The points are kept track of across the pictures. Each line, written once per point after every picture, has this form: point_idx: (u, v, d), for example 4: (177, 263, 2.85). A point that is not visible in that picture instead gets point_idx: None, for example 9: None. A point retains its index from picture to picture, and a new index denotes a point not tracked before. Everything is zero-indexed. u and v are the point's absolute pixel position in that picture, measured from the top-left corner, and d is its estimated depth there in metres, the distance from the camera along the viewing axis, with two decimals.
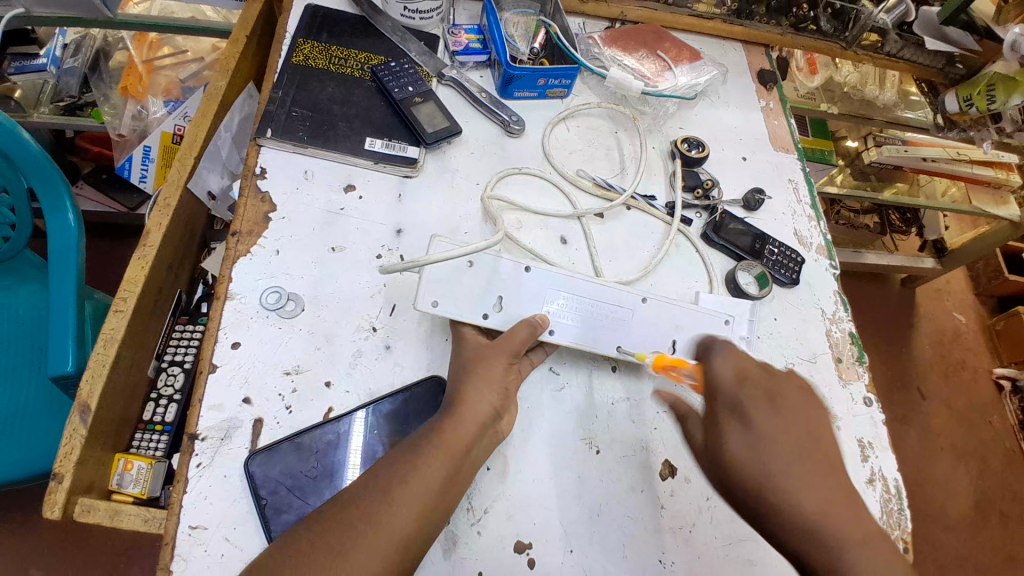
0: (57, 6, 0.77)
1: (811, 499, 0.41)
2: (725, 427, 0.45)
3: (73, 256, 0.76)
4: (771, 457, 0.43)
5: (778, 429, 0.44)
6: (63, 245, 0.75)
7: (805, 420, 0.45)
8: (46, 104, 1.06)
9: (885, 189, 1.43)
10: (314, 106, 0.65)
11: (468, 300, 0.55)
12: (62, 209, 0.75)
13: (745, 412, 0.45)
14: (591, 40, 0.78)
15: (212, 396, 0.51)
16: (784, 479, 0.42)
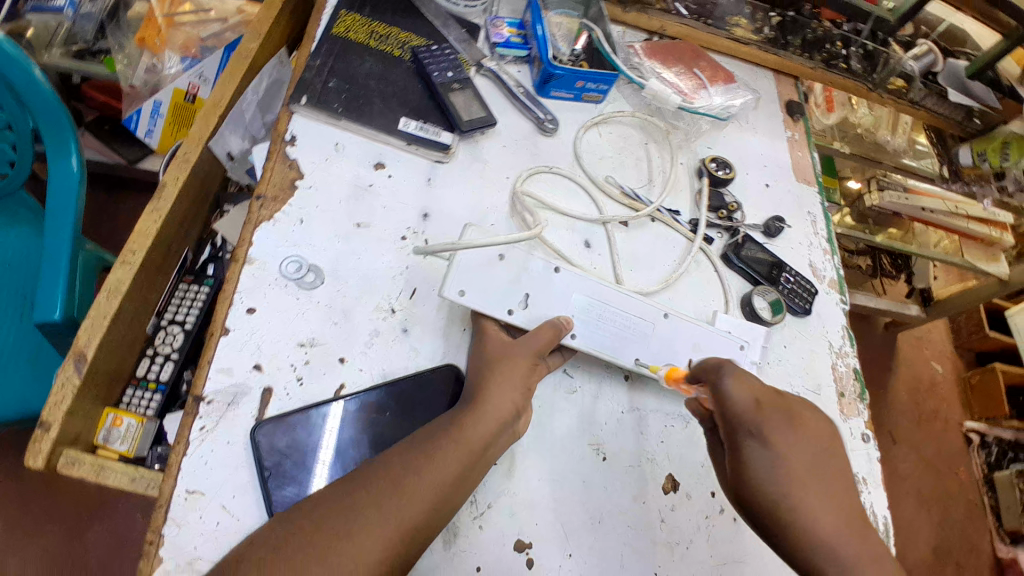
0: None
1: None
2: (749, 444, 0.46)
3: (73, 203, 0.73)
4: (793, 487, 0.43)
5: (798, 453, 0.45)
6: (63, 189, 0.73)
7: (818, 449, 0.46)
8: (58, 47, 1.03)
9: (879, 234, 1.45)
10: (351, 78, 0.64)
11: (495, 295, 0.54)
12: (64, 155, 0.73)
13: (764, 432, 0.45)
14: (632, 49, 0.78)
15: (222, 359, 0.49)
16: None
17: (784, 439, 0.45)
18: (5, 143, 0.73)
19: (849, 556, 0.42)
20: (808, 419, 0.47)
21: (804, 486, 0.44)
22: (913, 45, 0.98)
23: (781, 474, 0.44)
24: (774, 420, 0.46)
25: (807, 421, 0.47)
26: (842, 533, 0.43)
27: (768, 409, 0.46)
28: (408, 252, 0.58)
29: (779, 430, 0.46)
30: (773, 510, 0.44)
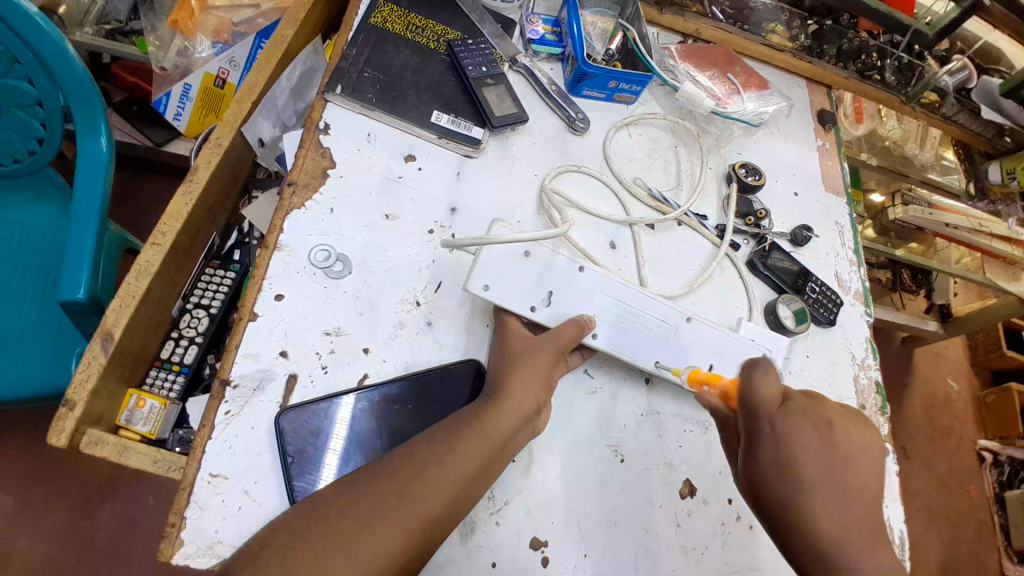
0: None
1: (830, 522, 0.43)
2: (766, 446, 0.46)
3: (101, 181, 0.74)
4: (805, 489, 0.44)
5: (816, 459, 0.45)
6: (91, 167, 0.74)
7: (841, 456, 0.45)
8: (90, 25, 1.07)
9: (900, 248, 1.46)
10: (386, 70, 0.64)
11: (518, 291, 0.54)
12: (95, 134, 0.73)
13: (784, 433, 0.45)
14: (667, 51, 0.77)
15: (249, 345, 0.50)
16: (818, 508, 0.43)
17: (805, 441, 0.45)
18: (34, 121, 0.74)
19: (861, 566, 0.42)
20: (840, 425, 0.46)
21: (824, 493, 0.44)
22: (948, 60, 0.97)
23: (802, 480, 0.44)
24: (795, 421, 0.46)
25: (836, 427, 0.46)
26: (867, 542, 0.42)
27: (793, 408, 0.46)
28: (435, 245, 0.58)
29: (801, 433, 0.45)
30: (785, 509, 0.44)
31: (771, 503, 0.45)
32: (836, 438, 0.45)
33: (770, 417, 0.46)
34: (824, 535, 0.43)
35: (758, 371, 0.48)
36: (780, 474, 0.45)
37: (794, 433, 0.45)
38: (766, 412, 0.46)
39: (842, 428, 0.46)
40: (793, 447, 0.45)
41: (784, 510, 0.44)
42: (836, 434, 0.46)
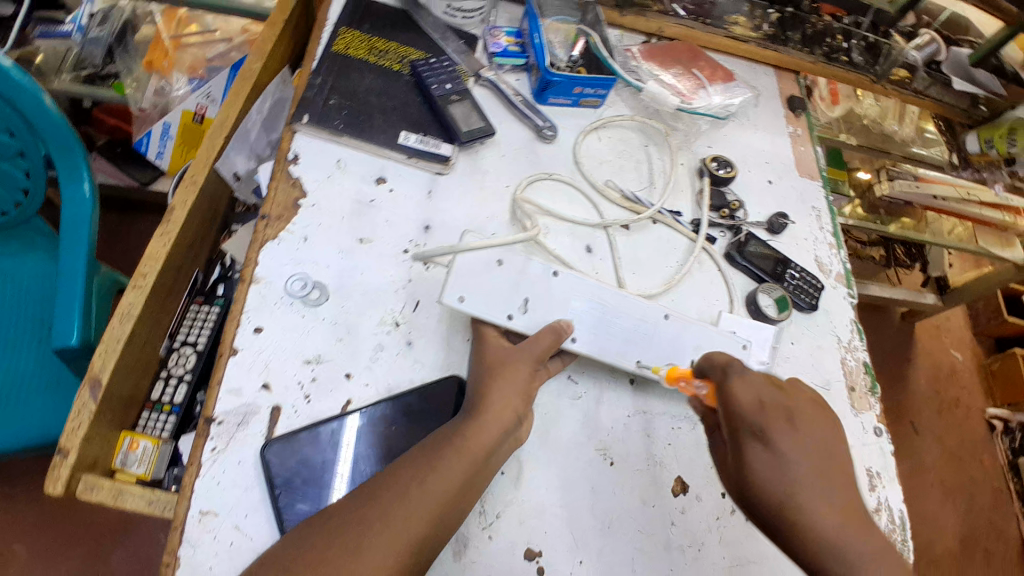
0: None
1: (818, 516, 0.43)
2: (751, 445, 0.46)
3: (86, 226, 0.75)
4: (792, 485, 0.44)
5: (799, 455, 0.45)
6: (76, 214, 0.75)
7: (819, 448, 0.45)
8: (67, 72, 1.05)
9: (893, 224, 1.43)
10: (351, 95, 0.65)
11: (494, 300, 0.53)
12: (77, 181, 0.75)
13: (767, 432, 0.45)
14: (629, 53, 0.78)
15: (231, 380, 0.50)
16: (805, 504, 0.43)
17: (785, 438, 0.45)
18: (18, 171, 0.75)
19: (850, 553, 0.43)
20: (817, 417, 0.47)
21: (810, 488, 0.44)
22: (915, 35, 0.99)
23: (786, 477, 0.44)
24: (775, 419, 0.46)
25: (812, 420, 0.47)
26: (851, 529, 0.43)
27: (772, 406, 0.47)
28: (411, 264, 0.59)
29: (782, 430, 0.45)
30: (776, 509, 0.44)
31: (761, 504, 0.45)
32: (812, 428, 0.46)
33: (751, 419, 0.46)
34: (812, 528, 0.43)
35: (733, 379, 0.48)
36: (768, 474, 0.45)
37: (776, 430, 0.45)
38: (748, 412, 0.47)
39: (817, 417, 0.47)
40: (777, 445, 0.45)
41: (775, 510, 0.44)
42: (812, 426, 0.46)
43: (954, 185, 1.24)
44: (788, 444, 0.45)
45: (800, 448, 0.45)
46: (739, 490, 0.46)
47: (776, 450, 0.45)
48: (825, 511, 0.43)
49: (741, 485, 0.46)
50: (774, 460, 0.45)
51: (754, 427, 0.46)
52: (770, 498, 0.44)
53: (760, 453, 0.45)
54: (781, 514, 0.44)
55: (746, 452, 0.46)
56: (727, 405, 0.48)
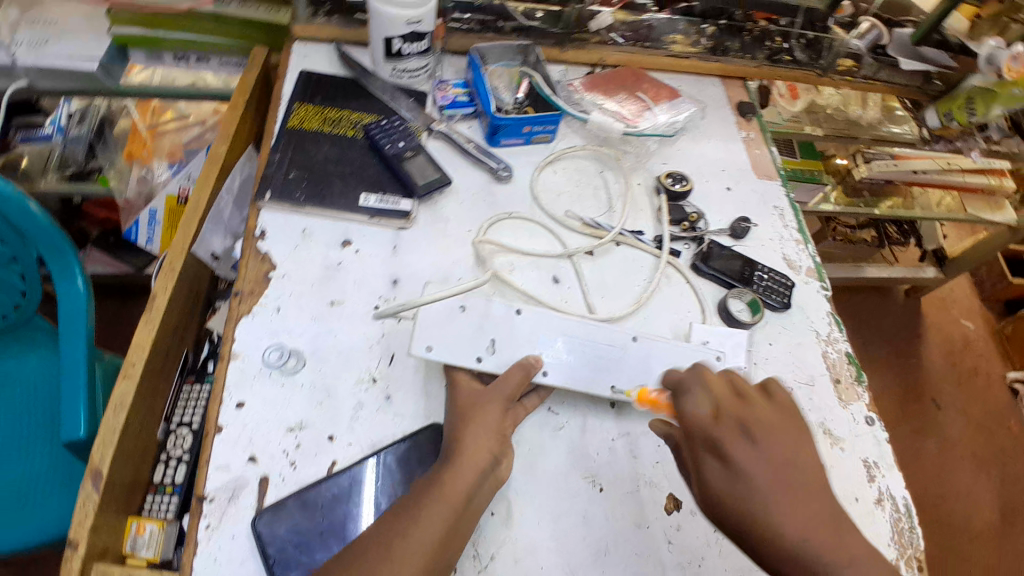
0: (65, 79, 0.88)
1: (785, 522, 0.44)
2: (709, 459, 0.49)
3: (83, 320, 0.79)
4: (753, 493, 0.46)
5: (756, 464, 0.46)
6: (72, 309, 0.78)
7: (778, 455, 0.47)
8: (53, 172, 1.12)
9: (881, 204, 1.43)
10: (310, 166, 0.68)
11: (461, 347, 0.56)
12: (70, 277, 0.78)
13: (721, 445, 0.48)
14: (572, 87, 0.81)
15: (219, 457, 0.52)
16: (768, 512, 0.45)
17: (744, 450, 0.47)
18: (14, 276, 0.78)
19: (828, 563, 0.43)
20: (771, 424, 0.48)
21: (772, 496, 0.45)
22: (856, 23, 0.98)
23: (743, 486, 0.46)
24: (727, 431, 0.48)
25: (768, 427, 0.48)
26: (818, 534, 0.44)
27: (724, 421, 0.49)
28: (381, 319, 0.61)
29: (736, 440, 0.48)
30: (741, 520, 0.46)
31: (729, 519, 0.47)
32: (769, 435, 0.48)
33: (705, 435, 0.49)
34: (780, 535, 0.44)
35: (685, 396, 0.52)
36: (730, 487, 0.47)
37: (730, 442, 0.48)
38: (702, 425, 0.50)
39: (780, 428, 0.49)
40: (733, 455, 0.47)
41: (741, 519, 0.46)
42: (770, 435, 0.48)
43: (933, 159, 1.30)
44: (748, 456, 0.47)
45: (756, 456, 0.47)
46: (709, 507, 0.49)
47: (732, 461, 0.47)
48: (792, 518, 0.44)
49: (710, 501, 0.48)
50: (732, 473, 0.47)
51: (711, 441, 0.49)
52: (735, 511, 0.46)
53: (718, 467, 0.48)
54: (748, 525, 0.46)
55: (706, 469, 0.49)
56: (686, 423, 0.51)
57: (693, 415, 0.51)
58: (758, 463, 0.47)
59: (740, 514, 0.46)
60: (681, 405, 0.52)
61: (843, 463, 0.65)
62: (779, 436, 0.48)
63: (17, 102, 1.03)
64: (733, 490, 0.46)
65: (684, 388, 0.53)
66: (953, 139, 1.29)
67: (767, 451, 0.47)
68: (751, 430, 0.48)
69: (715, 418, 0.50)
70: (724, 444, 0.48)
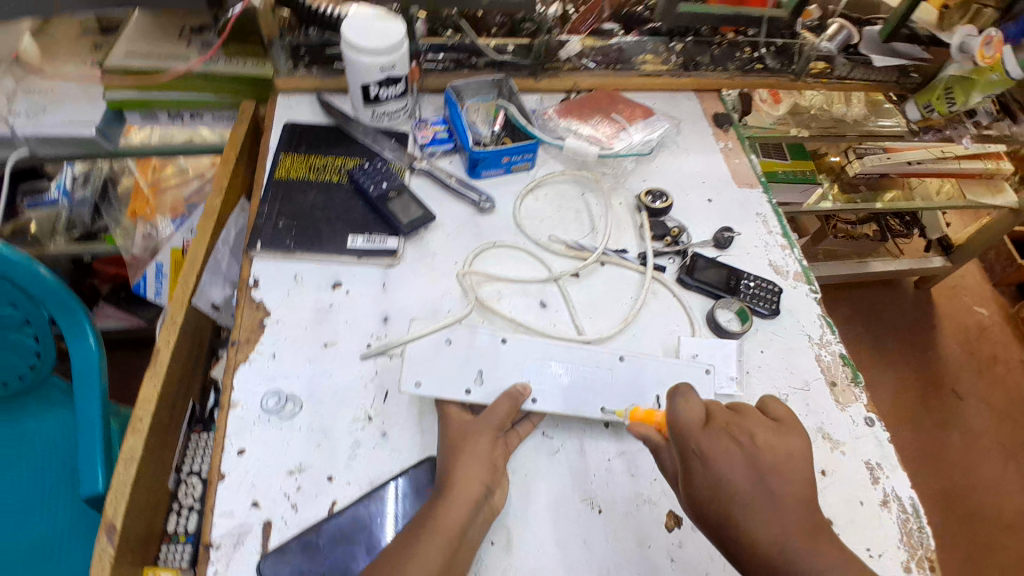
0: (60, 144, 0.93)
1: (767, 528, 0.46)
2: (697, 465, 0.49)
3: (96, 377, 0.81)
4: (738, 501, 0.47)
5: (741, 472, 0.48)
6: (85, 366, 0.80)
7: (764, 463, 0.48)
8: (61, 234, 1.17)
9: (880, 198, 1.43)
10: (298, 214, 0.71)
11: (450, 380, 0.58)
12: (82, 335, 0.80)
13: (710, 453, 0.49)
14: (547, 115, 0.84)
15: (223, 504, 0.54)
16: (751, 519, 0.46)
17: (729, 459, 0.48)
18: (28, 338, 0.80)
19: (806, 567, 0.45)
20: (759, 434, 0.50)
21: (757, 504, 0.47)
22: (824, 27, 1.00)
23: (729, 493, 0.47)
24: (717, 439, 0.49)
25: (757, 439, 0.50)
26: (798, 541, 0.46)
27: (713, 430, 0.50)
28: (371, 357, 0.62)
29: (725, 449, 0.49)
30: (725, 525, 0.47)
31: (713, 522, 0.48)
32: (758, 445, 0.49)
33: (694, 442, 0.50)
34: (760, 541, 0.46)
35: (676, 401, 0.52)
36: (716, 493, 0.48)
37: (718, 451, 0.48)
38: (692, 434, 0.50)
39: (764, 437, 0.50)
40: (720, 463, 0.48)
41: (725, 524, 0.47)
42: (758, 444, 0.49)
43: (927, 148, 1.28)
44: (733, 465, 0.48)
45: (743, 464, 0.48)
46: (695, 512, 0.49)
47: (719, 469, 0.48)
48: (773, 524, 0.46)
49: (698, 509, 0.49)
50: (720, 480, 0.48)
51: (699, 449, 0.49)
52: (721, 516, 0.47)
53: (705, 473, 0.48)
54: (731, 530, 0.47)
55: (694, 474, 0.49)
56: (675, 428, 0.51)
57: (684, 420, 0.51)
58: (744, 471, 0.48)
59: (728, 521, 0.47)
60: (672, 411, 0.52)
61: (845, 467, 0.64)
62: (767, 445, 0.49)
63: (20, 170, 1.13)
64: (718, 496, 0.47)
65: (676, 395, 0.53)
66: (941, 128, 1.26)
67: (754, 461, 0.48)
68: (739, 439, 0.49)
69: (705, 426, 0.50)
70: (712, 453, 0.49)
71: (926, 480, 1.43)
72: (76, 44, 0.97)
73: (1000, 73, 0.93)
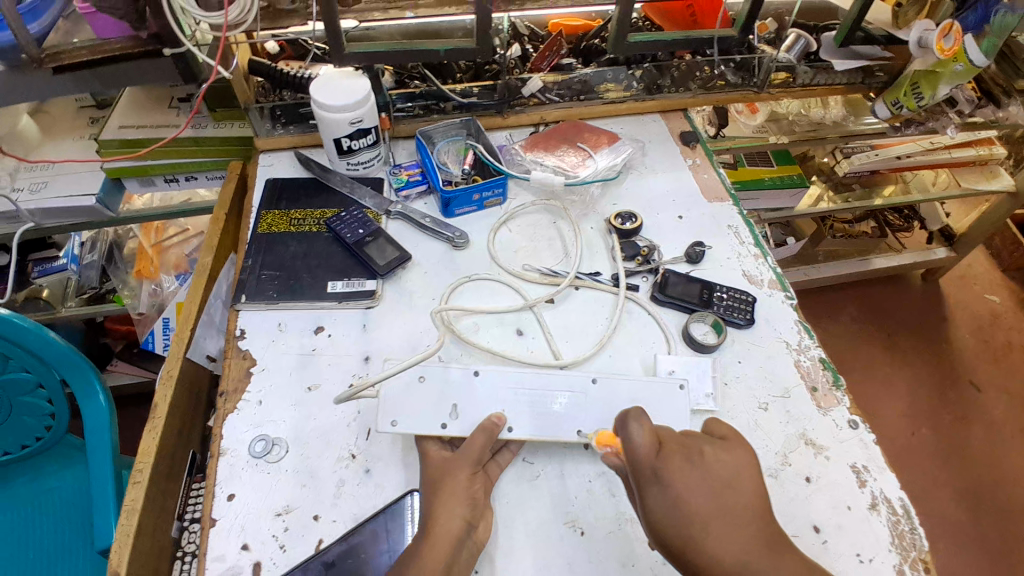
0: (62, 216, 0.99)
1: (724, 546, 0.47)
2: (652, 487, 0.50)
3: (108, 432, 0.84)
4: (694, 523, 0.48)
5: (695, 492, 0.50)
6: (97, 423, 0.83)
7: (716, 482, 0.50)
8: (72, 298, 1.20)
9: (876, 193, 1.42)
10: (281, 265, 0.74)
11: (427, 415, 0.60)
12: (93, 394, 0.83)
13: (664, 475, 0.50)
14: (515, 149, 0.88)
15: (215, 548, 0.55)
16: (707, 540, 0.48)
17: (683, 480, 0.50)
18: (41, 400, 0.82)
19: None
20: (712, 454, 0.52)
21: (712, 523, 0.48)
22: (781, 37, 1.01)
23: (684, 515, 0.49)
24: (670, 463, 0.51)
25: (706, 455, 0.52)
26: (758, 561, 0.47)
27: (666, 452, 0.52)
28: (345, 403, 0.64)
29: (679, 470, 0.51)
30: (683, 549, 0.48)
31: (671, 547, 0.49)
32: (709, 464, 0.51)
33: (649, 464, 0.51)
34: (718, 561, 0.47)
35: (631, 425, 0.53)
36: (673, 516, 0.49)
37: (672, 473, 0.50)
38: (645, 456, 0.51)
39: (714, 454, 0.52)
40: (674, 485, 0.50)
41: (681, 548, 0.48)
42: (712, 463, 0.51)
43: (914, 141, 1.29)
44: (687, 483, 0.50)
45: (697, 484, 0.50)
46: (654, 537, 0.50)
47: (673, 491, 0.50)
48: (730, 541, 0.48)
49: (656, 531, 0.50)
50: (674, 501, 0.49)
51: (654, 472, 0.51)
52: (680, 538, 0.48)
53: (660, 495, 0.50)
54: (688, 554, 0.48)
55: (650, 494, 0.50)
56: (630, 452, 0.53)
57: (638, 444, 0.52)
58: (698, 491, 0.50)
59: (688, 544, 0.48)
60: (625, 435, 0.53)
61: (830, 472, 0.64)
62: (721, 463, 0.52)
63: (28, 242, 1.16)
64: (673, 518, 0.49)
65: (629, 419, 0.54)
66: (923, 122, 1.18)
67: (707, 479, 0.50)
68: (692, 459, 0.51)
69: (660, 448, 0.52)
70: (666, 474, 0.50)
71: (948, 477, 1.39)
72: (74, 123, 1.05)
73: (963, 62, 0.93)
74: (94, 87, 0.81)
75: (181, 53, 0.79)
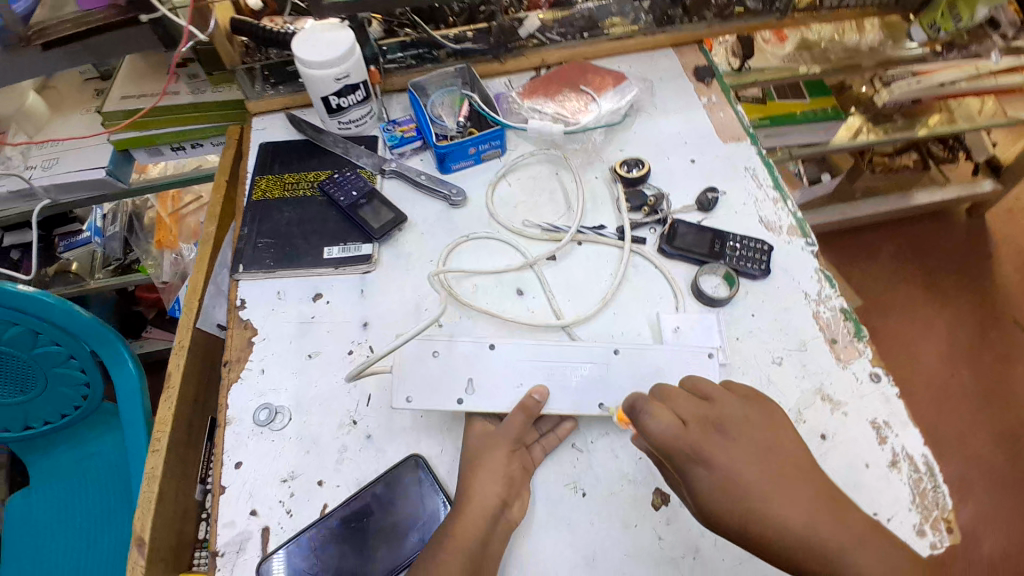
0: (75, 189, 1.00)
1: (789, 510, 0.46)
2: (694, 467, 0.49)
3: (139, 400, 0.87)
4: (747, 490, 0.47)
5: (737, 459, 0.48)
6: (129, 390, 0.86)
7: (757, 448, 0.49)
8: (99, 269, 1.24)
9: (919, 125, 1.26)
10: (276, 232, 0.73)
11: (440, 394, 0.59)
12: (123, 362, 0.85)
13: (701, 450, 0.49)
14: (512, 97, 0.83)
15: (225, 515, 0.57)
16: (766, 507, 0.46)
17: (720, 450, 0.49)
18: (74, 370, 0.84)
19: (835, 535, 0.45)
20: (741, 419, 0.51)
21: (766, 490, 0.47)
22: None
23: (736, 484, 0.47)
24: (700, 437, 0.49)
25: (732, 417, 0.51)
26: (807, 524, 0.45)
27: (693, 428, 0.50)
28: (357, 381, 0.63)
29: (715, 443, 0.49)
30: (744, 519, 0.46)
31: (729, 521, 0.47)
32: (739, 430, 0.50)
33: (684, 446, 0.49)
34: (786, 526, 0.45)
35: (643, 416, 0.51)
36: (724, 489, 0.47)
37: (710, 445, 0.49)
38: (677, 436, 0.49)
39: (748, 422, 0.51)
40: (716, 458, 0.48)
41: (733, 518, 0.47)
42: (743, 430, 0.50)
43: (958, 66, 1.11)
44: (725, 454, 0.49)
45: (735, 454, 0.49)
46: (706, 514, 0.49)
47: (717, 463, 0.48)
48: (791, 506, 0.46)
49: (711, 512, 0.48)
50: (723, 475, 0.48)
51: (691, 450, 0.49)
52: (738, 511, 0.47)
53: (705, 472, 0.48)
54: (746, 521, 0.46)
55: (697, 478, 0.48)
56: (658, 441, 0.50)
57: (662, 431, 0.50)
58: (740, 461, 0.48)
59: (750, 516, 0.46)
60: (643, 424, 0.51)
61: (847, 428, 0.61)
62: (752, 430, 0.50)
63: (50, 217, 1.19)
64: (726, 491, 0.47)
65: (637, 405, 0.52)
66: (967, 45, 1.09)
67: (746, 446, 0.49)
68: (720, 427, 0.50)
69: (684, 424, 0.50)
70: (703, 450, 0.49)
71: (987, 419, 1.32)
72: (80, 97, 1.05)
73: None
74: (88, 62, 0.80)
75: (159, 18, 0.76)
